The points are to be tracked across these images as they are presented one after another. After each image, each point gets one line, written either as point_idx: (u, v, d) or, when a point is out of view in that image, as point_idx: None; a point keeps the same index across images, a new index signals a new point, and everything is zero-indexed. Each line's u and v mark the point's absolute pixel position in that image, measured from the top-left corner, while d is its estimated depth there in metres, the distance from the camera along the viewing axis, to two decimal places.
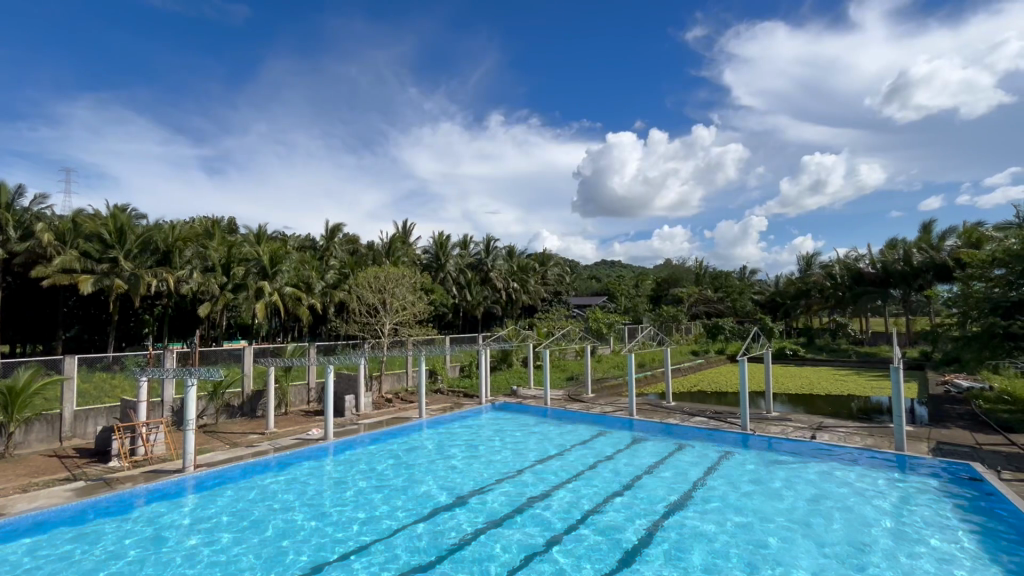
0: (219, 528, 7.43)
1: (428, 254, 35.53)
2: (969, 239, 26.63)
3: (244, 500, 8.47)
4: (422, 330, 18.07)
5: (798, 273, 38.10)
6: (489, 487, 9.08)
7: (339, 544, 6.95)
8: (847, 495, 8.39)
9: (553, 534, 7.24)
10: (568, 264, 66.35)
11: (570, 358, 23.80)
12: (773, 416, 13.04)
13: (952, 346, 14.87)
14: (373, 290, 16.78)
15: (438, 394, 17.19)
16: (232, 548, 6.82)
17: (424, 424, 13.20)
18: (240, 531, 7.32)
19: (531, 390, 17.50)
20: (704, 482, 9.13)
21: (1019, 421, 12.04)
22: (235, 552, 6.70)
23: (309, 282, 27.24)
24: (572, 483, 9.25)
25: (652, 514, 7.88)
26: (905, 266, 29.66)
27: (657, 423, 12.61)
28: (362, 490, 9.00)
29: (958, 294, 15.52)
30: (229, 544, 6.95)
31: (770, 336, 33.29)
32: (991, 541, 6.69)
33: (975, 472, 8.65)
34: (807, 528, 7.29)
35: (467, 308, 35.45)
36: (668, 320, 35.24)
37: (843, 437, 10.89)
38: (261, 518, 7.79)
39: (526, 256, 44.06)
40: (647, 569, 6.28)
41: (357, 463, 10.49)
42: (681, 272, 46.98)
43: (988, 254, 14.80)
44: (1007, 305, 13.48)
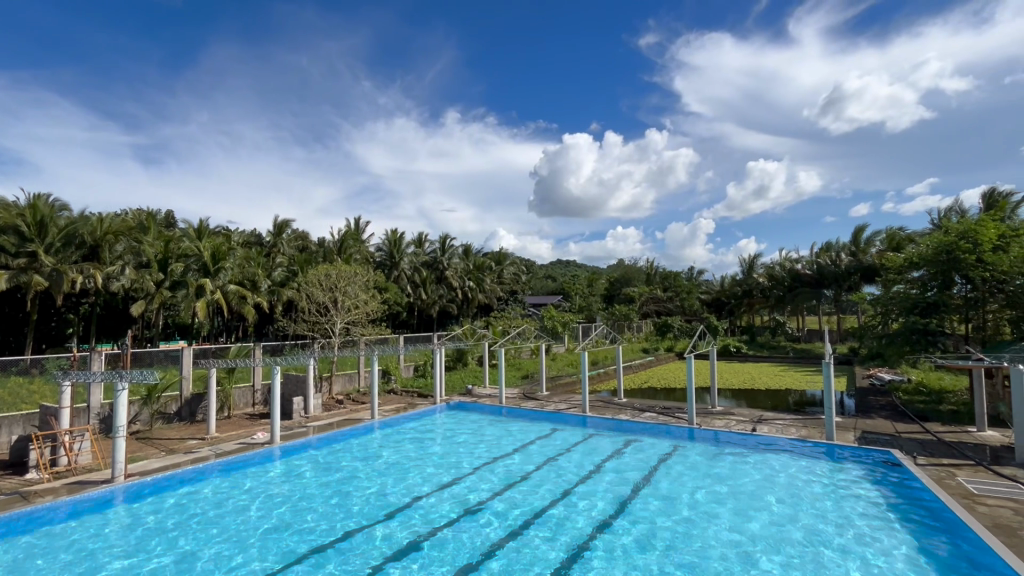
0: (162, 537, 7.05)
1: (381, 251, 34.69)
2: (893, 243, 28.75)
3: (187, 507, 8.05)
4: (374, 329, 17.62)
5: (741, 274, 40.01)
6: (445, 486, 9.02)
7: (294, 546, 6.78)
8: (784, 483, 8.85)
9: (507, 529, 7.27)
10: (524, 264, 66.79)
11: (525, 357, 23.93)
12: (717, 410, 13.62)
13: (876, 343, 16.02)
14: (323, 288, 16.19)
15: (391, 395, 16.84)
16: (179, 555, 6.53)
17: (377, 424, 12.92)
18: (185, 539, 6.99)
19: (487, 389, 17.46)
20: (652, 476, 9.39)
21: (933, 411, 13.14)
22: (183, 560, 6.40)
23: (254, 279, 25.95)
24: (526, 480, 9.29)
25: (604, 507, 8.02)
26: (837, 269, 31.69)
27: (610, 419, 12.89)
28: (309, 495, 8.65)
29: (880, 295, 16.68)
30: (168, 555, 6.53)
31: (716, 333, 34.76)
32: (906, 516, 7.38)
33: (895, 458, 9.36)
34: (751, 515, 7.63)
35: (422, 307, 34.94)
36: (620, 318, 36.14)
37: (781, 429, 11.51)
38: (204, 527, 7.37)
39: (482, 255, 43.96)
40: (605, 555, 6.53)
41: (307, 466, 10.17)
42: (633, 272, 48.24)
43: (905, 258, 16.01)
44: (925, 305, 14.70)
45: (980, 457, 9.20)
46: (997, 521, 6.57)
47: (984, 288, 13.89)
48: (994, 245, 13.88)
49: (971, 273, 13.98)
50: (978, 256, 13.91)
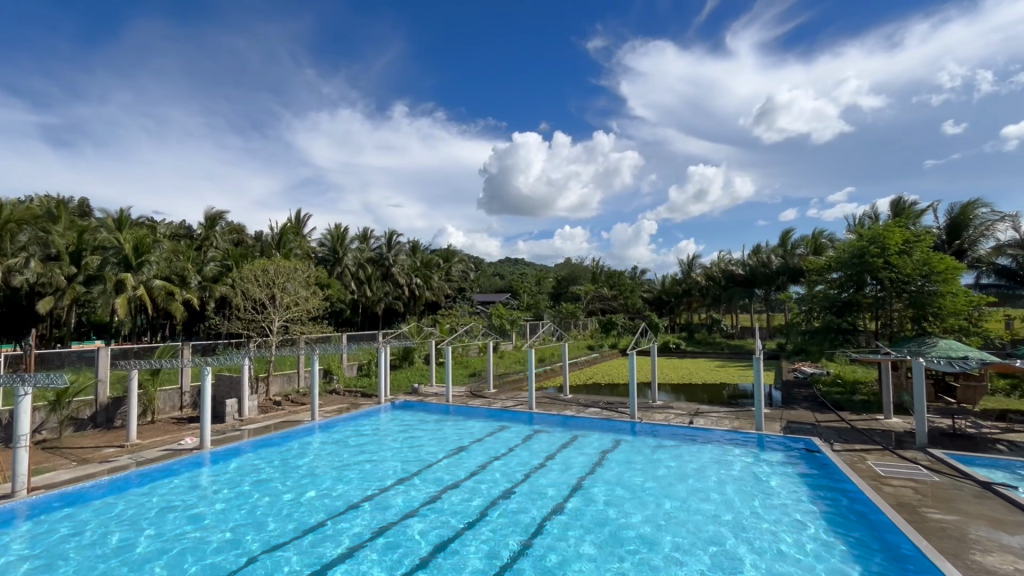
0: (81, 551, 6.51)
1: (323, 246, 33.43)
2: (815, 247, 30.92)
3: (109, 518, 7.47)
4: (316, 327, 16.89)
5: (680, 273, 41.76)
6: (392, 485, 8.90)
7: (234, 553, 6.49)
8: (719, 472, 9.28)
9: (457, 526, 7.28)
10: (472, 262, 66.50)
11: (473, 355, 23.83)
12: (658, 404, 14.14)
13: (800, 339, 17.22)
14: (260, 284, 15.33)
15: (333, 395, 16.23)
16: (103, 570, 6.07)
17: (318, 426, 12.42)
18: (108, 552, 6.49)
19: (433, 388, 17.19)
20: (596, 470, 9.60)
21: (848, 401, 14.29)
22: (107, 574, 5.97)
23: (183, 274, 24.18)
24: (471, 479, 9.25)
25: (549, 503, 8.11)
26: (767, 269, 33.70)
27: (556, 415, 13.06)
28: (242, 502, 8.16)
29: (804, 295, 17.68)
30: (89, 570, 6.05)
31: (657, 330, 36.13)
32: (823, 497, 8.02)
33: (814, 446, 10.09)
34: (688, 504, 7.94)
35: (367, 304, 33.98)
36: (567, 316, 36.77)
37: (715, 421, 12.12)
38: (130, 538, 6.88)
39: (429, 252, 43.32)
40: (553, 545, 6.70)
41: (244, 470, 9.69)
42: (579, 271, 49.15)
43: (825, 260, 17.05)
44: (840, 304, 15.99)
45: (886, 442, 10.10)
46: (900, 499, 7.24)
47: (891, 288, 15.17)
48: (899, 249, 15.23)
49: (881, 274, 15.23)
50: (885, 259, 15.21)
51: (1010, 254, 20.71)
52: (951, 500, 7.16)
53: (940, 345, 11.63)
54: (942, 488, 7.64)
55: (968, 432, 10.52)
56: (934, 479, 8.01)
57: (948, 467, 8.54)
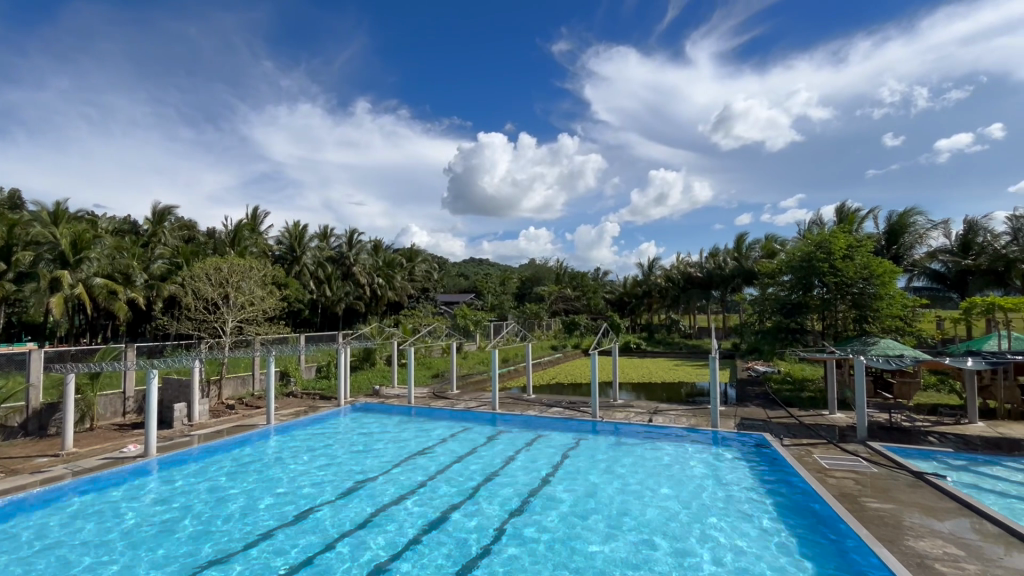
0: (14, 567, 6.11)
1: (281, 244, 32.34)
2: (767, 250, 32.20)
3: (46, 531, 7.03)
4: (272, 328, 16.29)
5: (641, 274, 42.73)
6: (352, 489, 8.75)
7: (185, 562, 6.25)
8: (676, 469, 9.54)
9: (419, 529, 7.24)
10: (436, 262, 65.84)
11: (436, 356, 23.62)
12: (618, 403, 14.40)
13: (754, 338, 17.94)
14: (212, 284, 14.67)
15: (290, 398, 15.72)
16: None
17: (275, 430, 12.00)
18: (44, 567, 6.12)
19: (395, 390, 16.91)
20: (557, 469, 9.70)
21: (797, 398, 14.98)
22: None
23: (127, 272, 22.84)
24: (433, 481, 9.18)
25: (512, 503, 8.15)
26: (723, 272, 34.89)
27: (519, 415, 13.11)
28: (193, 511, 7.82)
29: (757, 296, 18.36)
30: None
31: (618, 330, 36.85)
32: (772, 489, 8.40)
33: (765, 441, 10.54)
34: (647, 501, 8.13)
35: (327, 305, 33.06)
36: (530, 317, 36.96)
37: (673, 419, 12.46)
38: (68, 552, 6.49)
39: (392, 251, 42.64)
40: (514, 544, 6.77)
41: (195, 476, 9.30)
42: (543, 271, 49.60)
43: (777, 263, 17.79)
44: (790, 305, 16.76)
45: (831, 436, 10.66)
46: (842, 490, 7.66)
47: (836, 291, 15.98)
48: (844, 254, 16.08)
49: (827, 277, 16.02)
50: (830, 263, 16.05)
51: (941, 260, 22.16)
52: (888, 489, 7.62)
53: (879, 345, 12.32)
54: (880, 478, 8.14)
55: (904, 426, 11.21)
56: (873, 470, 8.51)
57: (885, 459, 9.09)
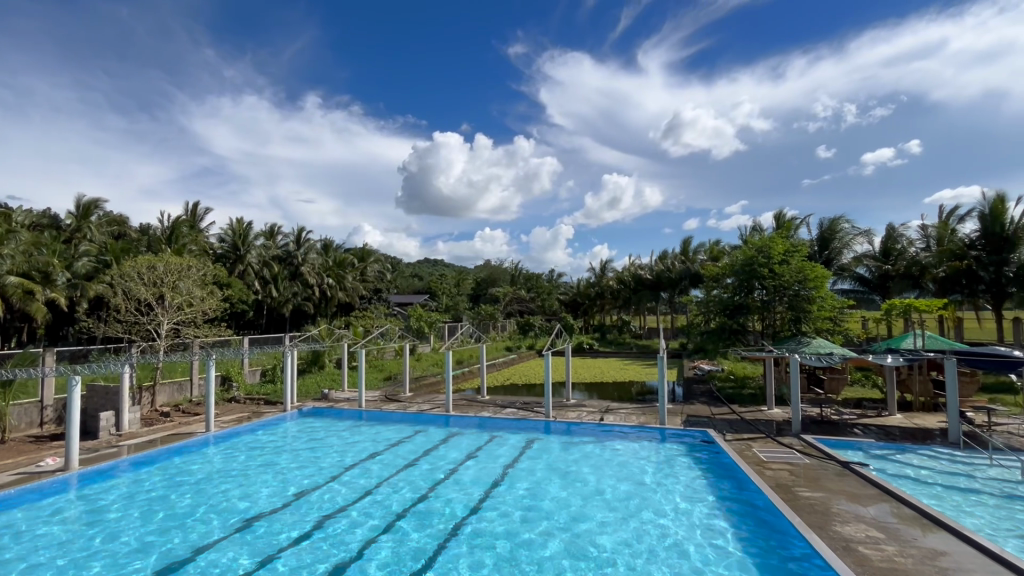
0: None
1: (223, 242, 30.71)
2: (712, 254, 33.60)
3: None
4: (212, 330, 15.44)
5: (594, 276, 43.58)
6: (300, 496, 8.49)
7: None
8: (626, 466, 9.78)
9: (370, 533, 7.14)
10: (389, 263, 64.53)
11: (388, 358, 23.14)
12: (571, 402, 14.61)
13: (699, 338, 18.69)
14: (145, 283, 13.73)
15: (232, 404, 14.94)
16: None
17: (215, 438, 11.39)
18: None
19: (345, 393, 16.43)
20: (510, 470, 9.73)
21: (738, 395, 15.72)
22: None
23: (47, 271, 20.94)
24: (384, 487, 8.98)
25: (464, 506, 8.09)
26: (671, 274, 36.10)
27: (472, 417, 13.05)
28: (127, 525, 7.37)
29: (703, 298, 19.13)
30: None
31: (572, 331, 37.41)
32: (714, 481, 8.83)
33: (710, 437, 10.99)
34: (599, 498, 8.28)
35: (272, 305, 31.71)
36: (485, 318, 36.87)
37: (623, 417, 12.79)
38: None
39: (343, 251, 41.48)
40: (468, 544, 6.81)
41: (129, 489, 8.73)
42: (499, 273, 49.82)
43: (721, 266, 18.63)
44: (732, 306, 17.58)
45: (769, 431, 11.26)
46: (779, 481, 8.12)
47: (774, 293, 16.93)
48: (781, 258, 17.04)
49: (766, 281, 16.95)
50: (769, 267, 16.96)
51: (866, 265, 23.93)
52: (819, 478, 8.15)
53: (812, 343, 13.18)
54: (812, 468, 8.69)
55: (833, 419, 12.02)
56: (806, 461, 9.07)
57: (816, 450, 9.72)
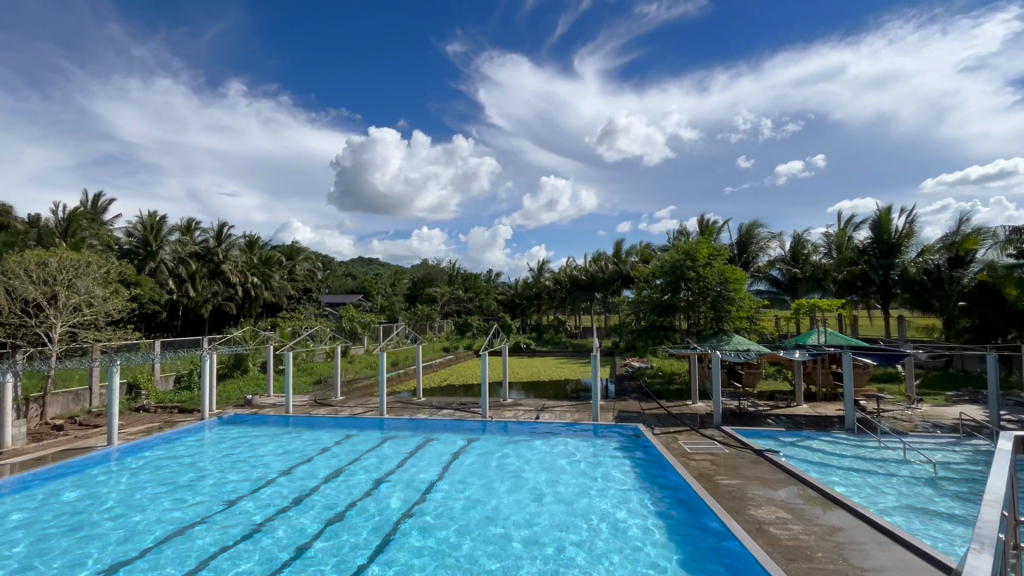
0: None
1: (130, 237, 27.99)
2: (643, 256, 35.06)
3: None
4: (116, 334, 14.03)
5: (531, 277, 44.13)
6: (224, 507, 8.04)
7: None
8: (561, 463, 9.98)
9: (303, 541, 6.93)
10: (320, 261, 61.73)
11: (319, 360, 22.16)
12: (507, 402, 14.69)
13: (631, 337, 19.42)
14: (34, 282, 12.24)
15: (140, 413, 13.65)
16: None
17: (121, 451, 10.38)
18: None
19: (271, 398, 15.54)
20: (446, 472, 9.65)
21: (667, 390, 16.52)
22: None
23: None
24: (313, 495, 8.60)
25: (396, 512, 7.88)
26: (603, 275, 37.30)
27: (407, 420, 12.78)
28: (18, 550, 6.65)
29: (635, 297, 19.91)
30: None
31: (509, 331, 37.64)
32: (643, 473, 9.29)
33: (639, 431, 11.46)
34: (533, 496, 8.38)
35: (189, 306, 29.29)
36: (421, 318, 36.25)
37: (558, 415, 13.04)
38: None
39: (269, 248, 39.21)
40: (404, 545, 6.78)
41: (19, 510, 7.85)
42: (435, 273, 49.09)
43: (651, 267, 19.48)
44: (661, 306, 18.45)
45: (693, 423, 11.94)
46: (701, 470, 8.64)
47: (699, 293, 17.96)
48: (705, 261, 18.12)
49: (691, 282, 17.94)
50: (694, 269, 17.99)
51: (778, 268, 25.96)
52: (737, 467, 8.73)
53: (732, 340, 14.12)
54: (730, 457, 9.31)
55: (749, 411, 12.93)
56: (725, 451, 9.66)
57: (734, 440, 10.41)
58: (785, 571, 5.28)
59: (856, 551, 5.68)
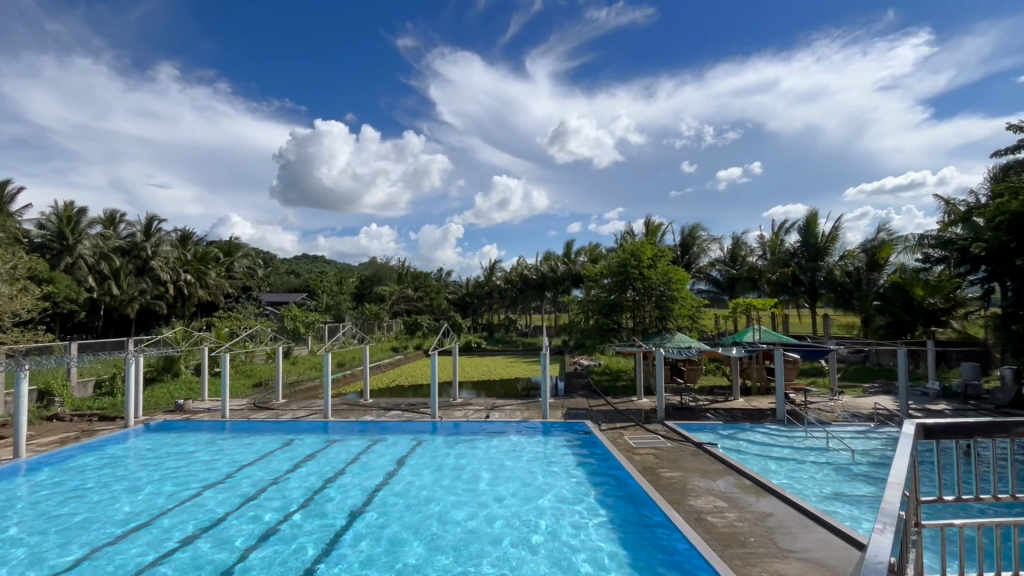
0: None
1: (42, 229, 25.53)
2: (592, 256, 35.81)
3: None
4: (24, 335, 12.75)
5: (483, 276, 44.05)
6: (154, 519, 7.56)
7: None
8: (510, 462, 10.04)
9: (241, 550, 6.62)
10: (261, 258, 58.91)
11: (258, 362, 21.12)
12: (457, 401, 14.59)
13: (580, 335, 19.80)
14: None
15: (53, 423, 12.50)
16: None
17: (31, 464, 9.50)
18: None
19: (205, 403, 14.66)
20: (394, 474, 9.50)
21: (614, 388, 16.96)
22: None
23: None
24: (253, 502, 8.24)
25: (338, 518, 7.63)
26: (554, 274, 37.78)
27: (354, 422, 12.43)
28: None
29: (584, 297, 20.30)
30: None
31: (459, 331, 37.39)
32: (590, 468, 9.51)
33: (587, 428, 11.71)
34: (480, 496, 8.36)
35: (112, 305, 27.09)
36: (369, 317, 35.35)
37: (508, 413, 13.10)
38: None
39: (204, 244, 37.02)
40: (349, 550, 6.63)
41: None
42: (384, 271, 48.01)
43: (599, 267, 19.94)
44: (609, 305, 18.91)
45: (638, 419, 12.34)
46: (645, 463, 8.95)
47: (644, 293, 18.54)
48: (649, 262, 18.76)
49: (637, 282, 18.49)
50: (640, 269, 18.57)
51: (718, 268, 27.27)
52: (678, 460, 9.10)
53: (674, 338, 14.68)
54: (673, 450, 9.69)
55: (690, 406, 13.51)
56: (667, 445, 10.05)
57: (676, 434, 10.85)
58: (720, 556, 5.56)
59: (784, 534, 6.06)
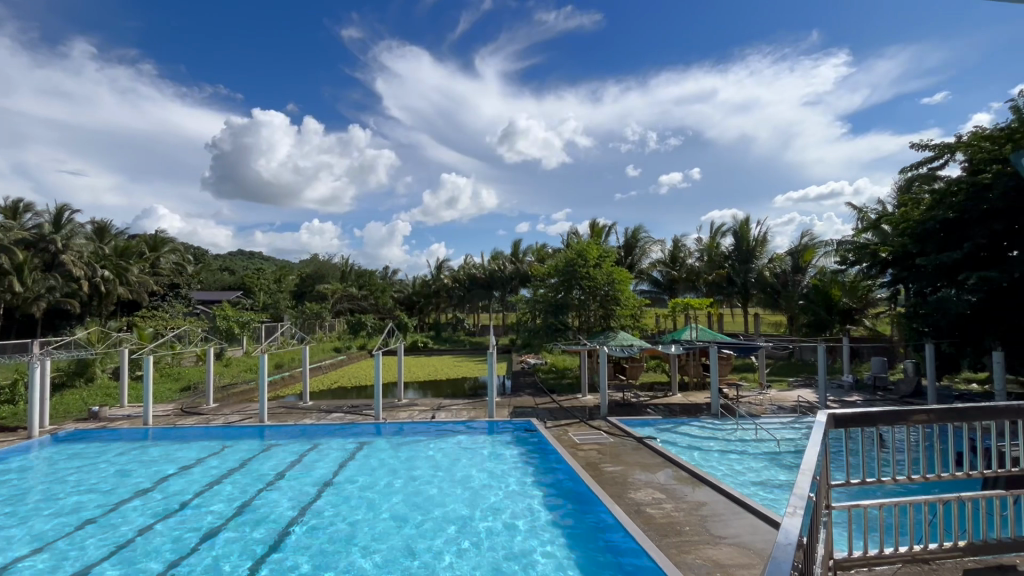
0: None
1: None
2: (539, 256, 36.22)
3: None
4: None
5: (430, 274, 43.46)
6: (65, 537, 6.94)
7: None
8: (455, 462, 9.97)
9: (164, 565, 6.22)
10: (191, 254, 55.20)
11: (187, 365, 19.78)
12: (402, 402, 14.31)
13: (527, 334, 19.96)
14: None
15: None
16: None
17: None
18: None
19: (124, 409, 13.55)
20: (336, 478, 9.20)
21: (560, 386, 17.22)
22: None
23: None
24: (179, 513, 7.73)
25: (273, 527, 7.26)
26: (501, 273, 37.89)
27: (291, 426, 11.90)
28: None
29: (531, 296, 20.47)
30: None
31: (405, 330, 36.69)
32: (536, 466, 9.62)
33: (533, 426, 11.82)
34: (424, 498, 8.26)
35: (13, 303, 24.41)
36: (310, 317, 34.01)
37: (454, 413, 12.99)
38: None
39: (125, 237, 34.21)
40: (285, 559, 6.37)
41: None
42: (327, 268, 46.31)
43: (546, 267, 20.17)
44: (556, 304, 19.16)
45: (582, 415, 12.60)
46: (588, 459, 9.15)
47: (589, 293, 18.93)
48: (595, 262, 19.22)
49: (583, 282, 18.86)
50: (586, 270, 18.96)
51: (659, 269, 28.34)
52: (619, 454, 9.38)
53: (617, 337, 15.09)
54: (615, 445, 9.97)
55: (631, 402, 13.96)
56: (610, 440, 10.33)
57: (618, 429, 11.17)
58: (657, 546, 5.79)
59: (716, 522, 6.40)
